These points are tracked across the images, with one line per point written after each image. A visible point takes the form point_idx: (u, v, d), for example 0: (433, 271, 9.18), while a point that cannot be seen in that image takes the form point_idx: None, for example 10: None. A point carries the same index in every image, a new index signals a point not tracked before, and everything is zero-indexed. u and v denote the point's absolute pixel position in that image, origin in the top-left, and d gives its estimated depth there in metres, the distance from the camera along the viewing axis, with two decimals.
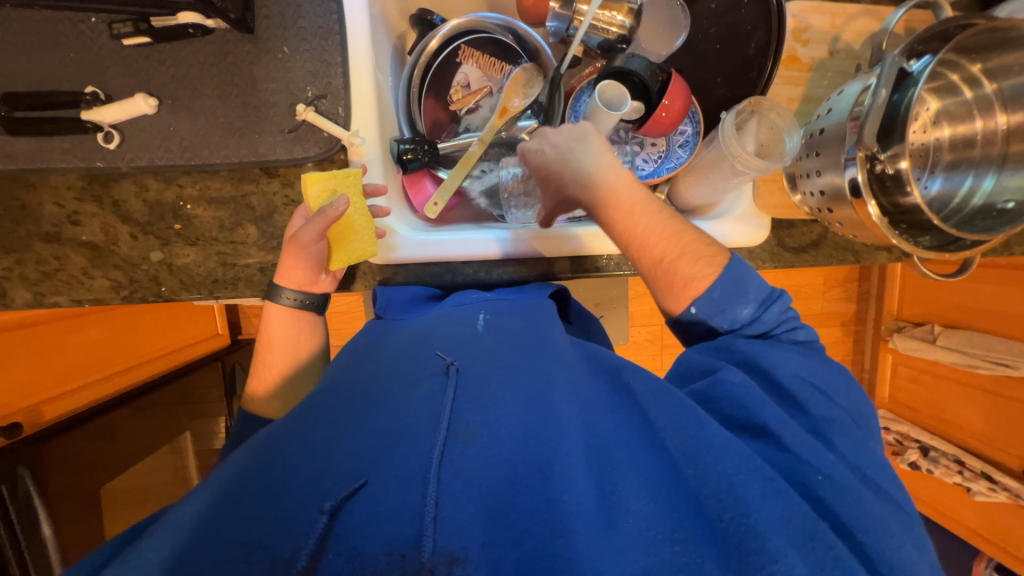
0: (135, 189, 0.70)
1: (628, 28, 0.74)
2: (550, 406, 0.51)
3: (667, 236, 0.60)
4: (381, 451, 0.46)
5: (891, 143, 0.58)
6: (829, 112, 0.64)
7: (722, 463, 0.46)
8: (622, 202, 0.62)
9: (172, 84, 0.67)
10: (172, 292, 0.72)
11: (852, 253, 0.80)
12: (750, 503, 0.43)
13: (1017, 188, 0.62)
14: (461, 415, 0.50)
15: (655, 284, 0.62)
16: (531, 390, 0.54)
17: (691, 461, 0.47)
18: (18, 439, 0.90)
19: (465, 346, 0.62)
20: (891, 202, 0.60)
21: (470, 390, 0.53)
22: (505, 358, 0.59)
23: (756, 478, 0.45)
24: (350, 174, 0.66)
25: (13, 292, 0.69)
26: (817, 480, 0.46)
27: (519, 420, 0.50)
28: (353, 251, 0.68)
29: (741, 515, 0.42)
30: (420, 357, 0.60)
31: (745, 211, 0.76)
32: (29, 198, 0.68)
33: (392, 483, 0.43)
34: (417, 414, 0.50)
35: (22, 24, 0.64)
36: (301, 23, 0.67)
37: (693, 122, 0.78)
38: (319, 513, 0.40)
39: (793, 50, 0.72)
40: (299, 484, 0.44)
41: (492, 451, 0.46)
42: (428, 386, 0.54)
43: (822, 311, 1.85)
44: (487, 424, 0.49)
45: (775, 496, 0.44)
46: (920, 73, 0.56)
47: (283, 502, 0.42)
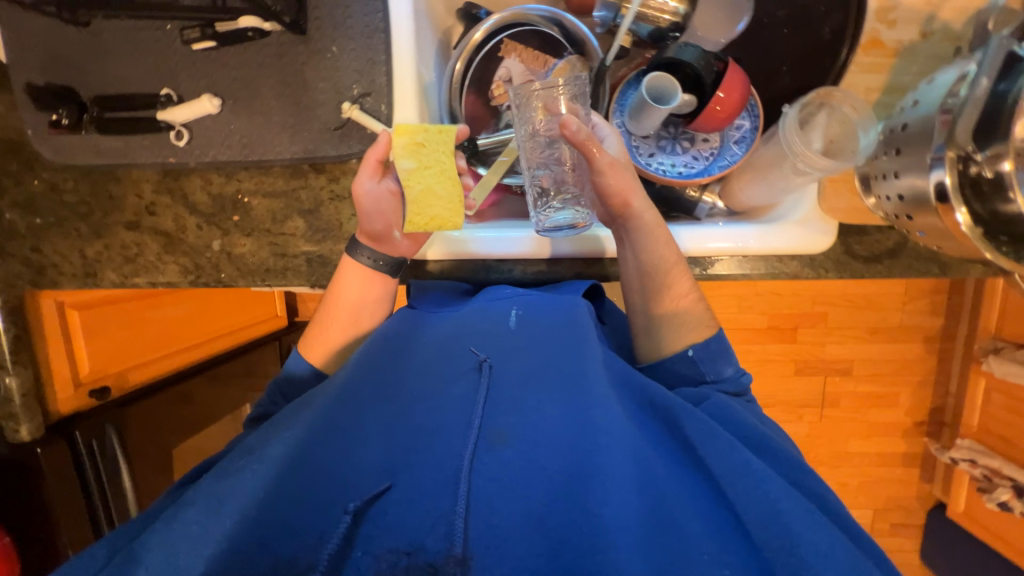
0: (201, 184, 0.76)
1: (682, 15, 0.69)
2: (582, 419, 0.56)
3: (685, 289, 0.70)
4: (411, 454, 0.54)
5: (990, 142, 0.49)
6: (916, 104, 0.56)
7: (770, 494, 0.50)
8: (659, 248, 0.69)
9: (235, 86, 0.71)
10: (231, 278, 0.78)
11: (937, 264, 0.71)
12: (797, 535, 0.47)
13: None
14: (491, 420, 0.57)
15: (643, 322, 0.73)
16: (556, 399, 0.58)
17: (737, 490, 0.51)
18: (108, 400, 1.04)
19: (497, 341, 0.66)
20: (987, 209, 0.51)
21: (500, 394, 0.59)
22: (538, 366, 0.63)
23: (802, 512, 0.49)
24: (443, 130, 0.64)
25: (103, 273, 0.78)
26: (805, 544, 0.46)
27: (546, 431, 0.55)
28: (433, 217, 0.65)
29: (790, 546, 0.46)
30: (454, 351, 0.65)
31: (808, 215, 0.69)
32: (116, 190, 0.76)
33: (414, 486, 0.52)
34: (450, 413, 0.58)
35: (112, 32, 0.70)
36: (348, 23, 0.69)
37: (750, 116, 0.72)
38: (343, 514, 0.49)
39: (875, 33, 0.63)
40: (349, 472, 0.53)
41: (519, 459, 0.53)
42: (462, 385, 0.61)
43: (900, 324, 1.63)
44: (518, 431, 0.55)
45: (818, 528, 0.48)
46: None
47: (335, 487, 0.51)
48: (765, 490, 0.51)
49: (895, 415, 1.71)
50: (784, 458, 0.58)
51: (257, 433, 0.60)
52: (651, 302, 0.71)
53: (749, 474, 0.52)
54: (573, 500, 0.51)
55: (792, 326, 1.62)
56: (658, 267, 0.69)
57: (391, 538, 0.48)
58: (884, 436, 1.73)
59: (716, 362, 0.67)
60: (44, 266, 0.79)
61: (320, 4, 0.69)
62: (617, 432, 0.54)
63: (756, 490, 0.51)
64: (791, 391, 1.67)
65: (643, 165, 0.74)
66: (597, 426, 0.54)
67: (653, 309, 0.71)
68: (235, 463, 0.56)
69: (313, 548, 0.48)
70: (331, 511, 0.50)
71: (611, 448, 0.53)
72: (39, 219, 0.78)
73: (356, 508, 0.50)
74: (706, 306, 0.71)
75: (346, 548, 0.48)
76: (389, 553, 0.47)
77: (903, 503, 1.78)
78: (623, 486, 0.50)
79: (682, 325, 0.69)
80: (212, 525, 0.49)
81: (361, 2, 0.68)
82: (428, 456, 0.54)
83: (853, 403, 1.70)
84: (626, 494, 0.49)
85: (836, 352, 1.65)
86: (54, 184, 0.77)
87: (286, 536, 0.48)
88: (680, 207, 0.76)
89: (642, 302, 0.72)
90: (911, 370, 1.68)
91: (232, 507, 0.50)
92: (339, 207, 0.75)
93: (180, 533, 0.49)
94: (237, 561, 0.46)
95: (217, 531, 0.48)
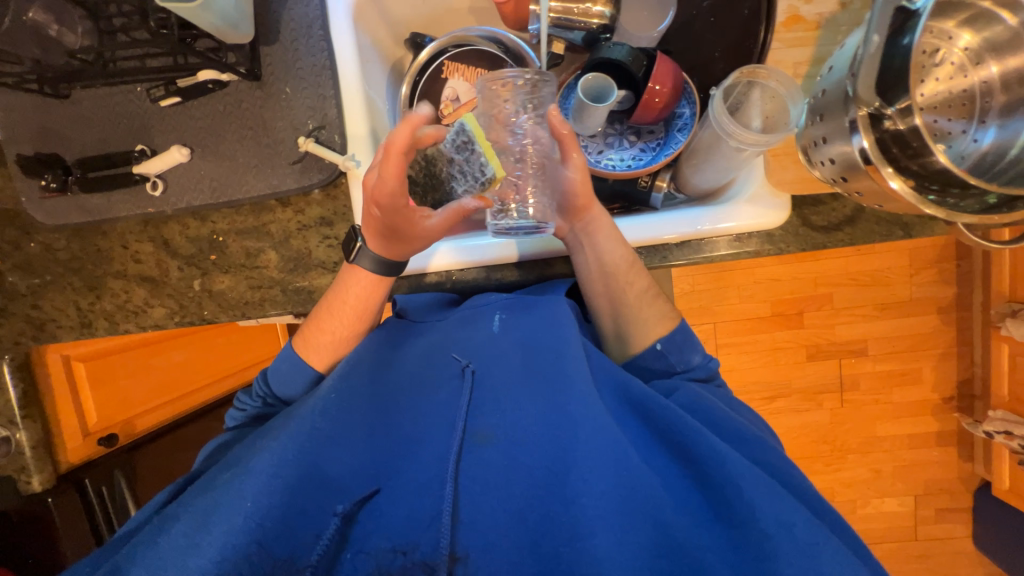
0: (179, 229, 0.80)
1: (609, 17, 0.72)
2: (563, 414, 0.57)
3: (646, 290, 0.69)
4: (399, 464, 0.58)
5: (898, 96, 0.51)
6: (830, 70, 0.57)
7: (741, 476, 0.51)
8: (618, 249, 0.69)
9: (201, 135, 0.77)
10: (213, 315, 0.81)
11: (901, 226, 0.70)
12: (761, 509, 0.48)
13: None
14: (473, 421, 0.59)
15: (612, 323, 0.72)
16: (537, 396, 0.60)
17: (713, 473, 0.52)
18: (117, 446, 1.09)
19: (476, 344, 0.67)
20: (917, 166, 0.53)
21: (483, 396, 0.61)
22: (519, 366, 0.64)
23: (766, 488, 0.50)
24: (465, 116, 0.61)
25: (97, 322, 0.83)
26: (776, 524, 0.47)
27: (527, 428, 0.57)
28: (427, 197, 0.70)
29: (755, 521, 0.48)
30: (436, 358, 0.67)
31: (758, 191, 0.69)
32: (104, 243, 0.82)
33: (402, 489, 0.55)
34: (435, 419, 0.60)
35: (89, 101, 0.77)
36: (299, 65, 0.74)
37: (689, 103, 0.74)
38: (333, 514, 0.52)
39: (794, 9, 0.65)
40: (336, 481, 0.54)
41: (501, 458, 0.55)
42: (447, 390, 0.62)
43: (909, 297, 1.47)
44: (500, 430, 0.58)
45: (781, 500, 0.49)
46: (926, 8, 0.48)
47: (324, 496, 0.53)
48: (728, 471, 0.51)
49: (922, 393, 1.55)
50: (750, 438, 0.58)
51: (242, 446, 0.60)
52: (616, 304, 0.70)
53: (714, 457, 0.52)
54: (553, 494, 0.53)
55: (797, 311, 1.48)
56: (617, 267, 0.69)
57: (387, 537, 0.52)
58: (910, 416, 1.55)
59: (682, 352, 0.67)
60: (43, 321, 0.83)
61: (271, 52, 0.75)
62: (596, 424, 0.55)
63: (719, 470, 0.52)
64: (805, 376, 1.52)
65: (593, 163, 0.77)
66: (576, 421, 0.56)
67: (619, 310, 0.70)
68: (220, 477, 0.54)
69: (305, 549, 0.50)
70: (320, 519, 0.52)
71: (589, 440, 0.54)
72: (37, 279, 0.83)
73: (346, 510, 0.53)
74: (666, 298, 0.71)
75: (340, 548, 0.52)
76: (384, 552, 0.51)
77: (945, 486, 1.57)
78: (599, 477, 0.51)
79: (650, 321, 0.69)
80: (199, 537, 0.48)
81: (309, 45, 0.74)
82: (414, 462, 0.57)
83: (872, 384, 1.53)
84: (601, 485, 0.50)
85: (848, 333, 1.51)
86: (48, 244, 0.82)
87: (280, 539, 0.49)
88: (635, 199, 0.78)
89: (607, 304, 0.71)
90: (930, 344, 1.52)
91: (218, 517, 0.49)
92: (307, 235, 0.79)
93: (163, 548, 0.48)
94: (230, 564, 0.46)
95: (203, 542, 0.47)
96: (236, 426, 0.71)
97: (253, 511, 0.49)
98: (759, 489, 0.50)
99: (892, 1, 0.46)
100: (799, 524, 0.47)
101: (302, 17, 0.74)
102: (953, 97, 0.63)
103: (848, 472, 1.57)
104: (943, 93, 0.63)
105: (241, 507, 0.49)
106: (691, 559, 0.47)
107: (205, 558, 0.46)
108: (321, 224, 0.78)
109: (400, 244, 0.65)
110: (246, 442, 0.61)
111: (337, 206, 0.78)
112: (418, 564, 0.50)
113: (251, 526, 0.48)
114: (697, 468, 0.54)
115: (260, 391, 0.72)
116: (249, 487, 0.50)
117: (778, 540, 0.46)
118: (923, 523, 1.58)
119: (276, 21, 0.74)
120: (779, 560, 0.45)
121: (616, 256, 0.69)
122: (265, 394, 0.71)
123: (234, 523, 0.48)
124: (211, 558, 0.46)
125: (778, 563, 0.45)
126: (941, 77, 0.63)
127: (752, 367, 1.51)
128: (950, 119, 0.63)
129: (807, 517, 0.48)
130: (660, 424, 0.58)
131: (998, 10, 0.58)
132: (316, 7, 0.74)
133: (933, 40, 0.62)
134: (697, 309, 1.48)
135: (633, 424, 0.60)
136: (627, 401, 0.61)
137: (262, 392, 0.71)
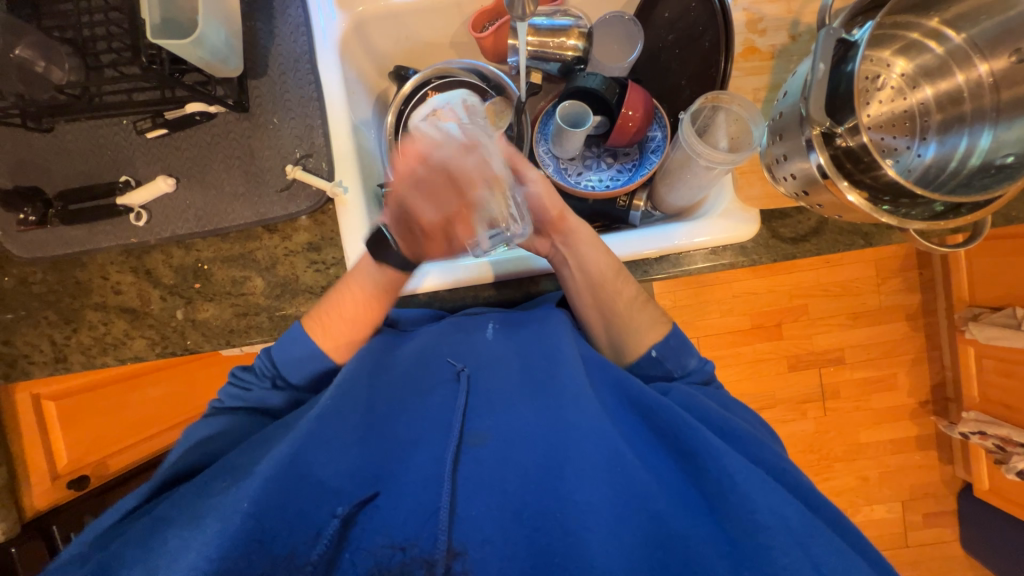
0: (163, 258, 0.79)
1: (583, 50, 0.78)
2: (558, 416, 0.59)
3: (634, 304, 0.71)
4: (392, 465, 0.56)
5: (846, 117, 0.58)
6: (785, 95, 0.63)
7: (727, 464, 0.52)
8: (603, 259, 0.71)
9: (188, 165, 0.78)
10: (197, 344, 0.79)
11: (861, 235, 0.74)
12: (755, 499, 0.49)
13: (1014, 140, 0.60)
14: (469, 423, 0.59)
15: (604, 338, 0.75)
16: (531, 400, 0.61)
17: (710, 469, 0.53)
18: (87, 490, 1.05)
19: (473, 349, 0.67)
20: (870, 179, 0.58)
21: (479, 396, 0.61)
22: (514, 372, 0.65)
23: (757, 478, 0.51)
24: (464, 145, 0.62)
25: (72, 357, 0.80)
26: (771, 527, 0.47)
27: (522, 430, 0.58)
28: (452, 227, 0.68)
29: (749, 511, 0.49)
30: (431, 360, 0.66)
31: (729, 207, 0.73)
32: (83, 275, 0.80)
33: (397, 493, 0.54)
34: (431, 424, 0.59)
35: (73, 134, 0.77)
36: (287, 96, 0.77)
37: (661, 127, 0.80)
38: (333, 516, 0.51)
39: (750, 42, 0.73)
40: (330, 484, 0.53)
41: (495, 457, 0.56)
42: (440, 393, 0.62)
43: (879, 307, 1.53)
44: (494, 428, 0.58)
45: (772, 491, 0.50)
46: (862, 41, 0.55)
47: (317, 498, 0.52)
48: (724, 466, 0.52)
49: (897, 398, 1.58)
50: (747, 437, 0.59)
51: (237, 448, 0.57)
52: (607, 313, 0.72)
53: (711, 452, 0.53)
54: (546, 491, 0.54)
55: (775, 323, 1.52)
56: (603, 276, 0.71)
57: (386, 535, 0.51)
58: (889, 422, 1.58)
59: (678, 357, 0.69)
60: (14, 358, 0.80)
61: (260, 85, 0.77)
62: (588, 421, 0.56)
63: (714, 463, 0.53)
64: (788, 388, 1.55)
65: (573, 184, 0.82)
66: (569, 422, 0.57)
67: (610, 320, 0.73)
68: (215, 483, 0.52)
69: (308, 545, 0.49)
70: (320, 522, 0.51)
71: (583, 439, 0.55)
72: (9, 314, 0.80)
73: (346, 512, 0.51)
74: (656, 302, 0.74)
75: (338, 549, 0.51)
76: (382, 549, 0.50)
77: (928, 489, 1.60)
78: (593, 474, 0.53)
79: (642, 326, 0.71)
80: (191, 539, 0.46)
81: (297, 78, 0.77)
82: (409, 463, 0.56)
83: (853, 392, 1.57)
84: (595, 483, 0.52)
85: (825, 342, 1.54)
86: (24, 278, 0.80)
87: (282, 537, 0.48)
88: (615, 217, 0.81)
89: (597, 315, 0.74)
90: (903, 350, 1.56)
91: (207, 518, 0.47)
92: (294, 261, 0.79)
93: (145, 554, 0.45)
94: (229, 564, 0.44)
95: (198, 541, 0.45)
96: (226, 405, 0.66)
97: (251, 511, 0.47)
98: (751, 478, 0.51)
99: (831, 35, 0.53)
100: (792, 515, 0.49)
101: (289, 52, 0.78)
102: (895, 116, 0.69)
103: (836, 481, 1.57)
104: (887, 113, 0.69)
105: (237, 507, 0.47)
106: (684, 549, 0.49)
107: (199, 553, 0.44)
108: (308, 249, 0.79)
109: (430, 247, 0.64)
110: (239, 448, 0.57)
111: (325, 231, 0.79)
112: (416, 560, 0.50)
113: (248, 525, 0.46)
114: (693, 464, 0.55)
115: (266, 368, 0.68)
116: (245, 489, 0.48)
117: (769, 529, 0.47)
118: (911, 528, 1.59)
119: (264, 56, 0.78)
120: (770, 555, 0.46)
121: (602, 266, 0.71)
122: (274, 374, 0.68)
123: (228, 522, 0.46)
124: (205, 555, 0.44)
125: (773, 553, 0.46)
126: (884, 99, 0.69)
127: (739, 380, 1.54)
128: (896, 137, 0.69)
129: (800, 509, 0.50)
130: (657, 423, 0.59)
131: (926, 41, 0.67)
132: (303, 43, 0.77)
133: (874, 68, 0.69)
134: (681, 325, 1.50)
135: (629, 421, 0.62)
136: (625, 399, 0.63)
137: (269, 371, 0.68)
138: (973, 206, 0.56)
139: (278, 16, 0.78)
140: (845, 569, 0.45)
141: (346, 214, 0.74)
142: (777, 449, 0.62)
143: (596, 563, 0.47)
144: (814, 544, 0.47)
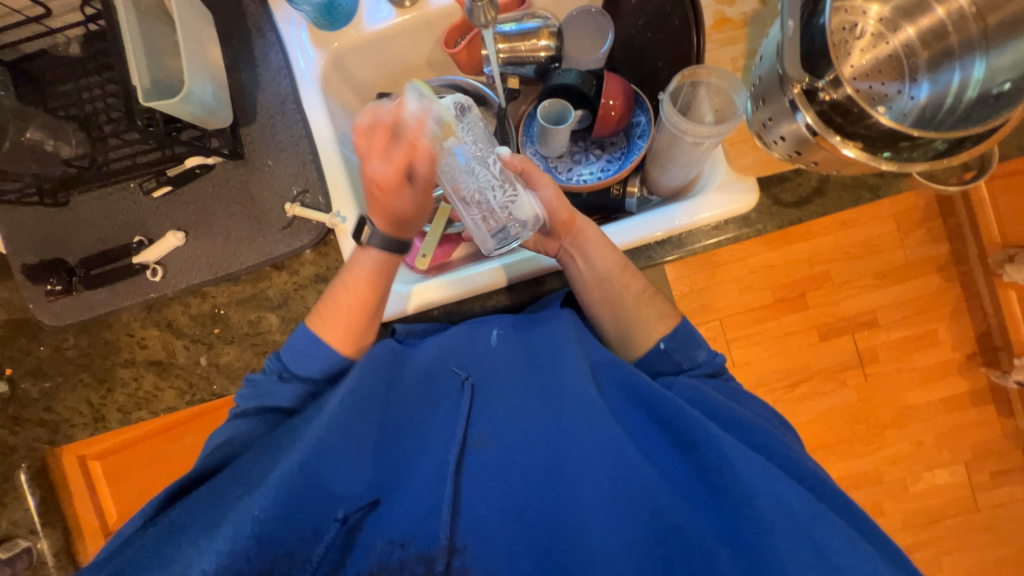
0: (182, 309, 0.82)
1: (555, 48, 0.79)
2: (558, 414, 0.59)
3: (642, 300, 0.71)
4: (394, 475, 0.57)
5: (824, 71, 0.57)
6: (761, 60, 0.63)
7: (726, 447, 0.52)
8: (613, 260, 0.71)
9: (194, 218, 0.81)
10: (223, 387, 0.82)
11: (867, 189, 0.73)
12: (754, 486, 0.49)
13: (1010, 66, 0.57)
14: (473, 427, 0.59)
15: (610, 337, 0.74)
16: (532, 400, 0.61)
17: (714, 465, 0.52)
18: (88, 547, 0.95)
19: (476, 356, 0.68)
20: (863, 129, 0.57)
21: (480, 400, 0.61)
22: (512, 371, 0.66)
23: (760, 465, 0.51)
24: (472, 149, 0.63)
25: (109, 414, 0.84)
26: (771, 516, 0.47)
27: (521, 430, 0.58)
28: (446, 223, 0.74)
29: (749, 497, 0.49)
30: (437, 370, 0.66)
31: (725, 179, 0.71)
32: (110, 334, 0.83)
33: (398, 502, 0.54)
34: (438, 435, 0.59)
35: (88, 203, 0.82)
36: (278, 138, 0.81)
37: (643, 111, 0.81)
38: (334, 520, 0.51)
39: (721, 13, 0.73)
40: (336, 490, 0.53)
41: (499, 459, 0.56)
42: (445, 405, 0.62)
43: (904, 263, 1.36)
44: (497, 432, 0.58)
45: (775, 479, 0.49)
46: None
47: (322, 501, 0.52)
48: (725, 453, 0.52)
49: (941, 354, 1.41)
50: (752, 426, 0.58)
51: (248, 457, 0.58)
52: (616, 308, 0.72)
53: (710, 440, 0.53)
54: (547, 490, 0.54)
55: (799, 293, 1.38)
56: (611, 272, 0.71)
57: (384, 534, 0.52)
58: (935, 381, 1.42)
59: (687, 349, 0.69)
60: (57, 423, 0.84)
61: (252, 131, 0.81)
62: (589, 419, 0.57)
63: (716, 451, 0.52)
64: (823, 358, 1.41)
65: (565, 181, 0.82)
66: (570, 420, 0.58)
67: (619, 314, 0.72)
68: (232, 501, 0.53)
69: (309, 542, 0.49)
70: (320, 523, 0.50)
71: (584, 436, 0.56)
72: (49, 381, 0.84)
73: (348, 516, 0.51)
74: (663, 296, 0.73)
75: (343, 552, 0.51)
76: (382, 547, 0.51)
77: (991, 447, 1.43)
78: (592, 471, 0.54)
79: (650, 320, 0.70)
80: (204, 547, 0.45)
81: (286, 119, 0.81)
82: (413, 469, 0.57)
83: (893, 354, 1.41)
84: (595, 479, 0.53)
85: (854, 306, 1.39)
86: (58, 345, 0.84)
87: (280, 534, 0.48)
88: (612, 208, 0.81)
89: (607, 311, 0.73)
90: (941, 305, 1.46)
91: (223, 526, 0.47)
92: (304, 294, 0.81)
93: None
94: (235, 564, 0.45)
95: (206, 547, 0.45)
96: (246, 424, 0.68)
97: (259, 517, 0.47)
98: (756, 471, 0.50)
99: None
100: (797, 502, 0.48)
101: (276, 97, 0.81)
102: (881, 61, 0.68)
103: (889, 448, 1.42)
104: (871, 61, 0.69)
105: (247, 514, 0.47)
106: (686, 539, 0.49)
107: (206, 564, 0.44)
108: (316, 281, 0.81)
109: (398, 207, 0.64)
110: (251, 454, 0.58)
111: (330, 261, 0.81)
112: (416, 558, 0.51)
113: (250, 529, 0.46)
114: (695, 454, 0.55)
115: (275, 365, 0.70)
116: (256, 498, 0.48)
117: (769, 513, 0.48)
118: (979, 489, 1.42)
119: (253, 104, 0.82)
120: (765, 542, 0.46)
121: (611, 266, 0.71)
122: (281, 368, 0.69)
123: (240, 529, 0.46)
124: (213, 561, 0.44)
125: (774, 540, 0.46)
126: (865, 47, 0.69)
127: (767, 356, 1.40)
128: (885, 83, 0.68)
129: (802, 495, 0.49)
130: (661, 418, 0.59)
131: None
132: (287, 85, 0.81)
133: (849, 17, 0.69)
134: (699, 310, 1.37)
135: (635, 417, 0.61)
136: (632, 396, 0.62)
137: (277, 367, 0.69)
138: (977, 138, 0.54)
139: (262, 63, 0.82)
140: (848, 550, 0.45)
141: (346, 242, 0.76)
142: (786, 440, 0.61)
143: (598, 559, 0.49)
144: (819, 529, 0.46)
